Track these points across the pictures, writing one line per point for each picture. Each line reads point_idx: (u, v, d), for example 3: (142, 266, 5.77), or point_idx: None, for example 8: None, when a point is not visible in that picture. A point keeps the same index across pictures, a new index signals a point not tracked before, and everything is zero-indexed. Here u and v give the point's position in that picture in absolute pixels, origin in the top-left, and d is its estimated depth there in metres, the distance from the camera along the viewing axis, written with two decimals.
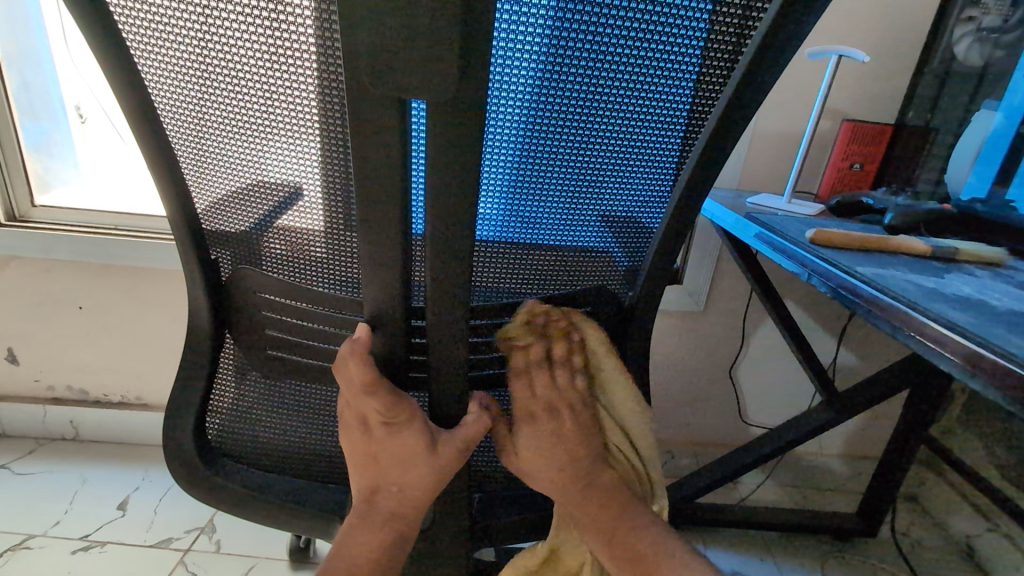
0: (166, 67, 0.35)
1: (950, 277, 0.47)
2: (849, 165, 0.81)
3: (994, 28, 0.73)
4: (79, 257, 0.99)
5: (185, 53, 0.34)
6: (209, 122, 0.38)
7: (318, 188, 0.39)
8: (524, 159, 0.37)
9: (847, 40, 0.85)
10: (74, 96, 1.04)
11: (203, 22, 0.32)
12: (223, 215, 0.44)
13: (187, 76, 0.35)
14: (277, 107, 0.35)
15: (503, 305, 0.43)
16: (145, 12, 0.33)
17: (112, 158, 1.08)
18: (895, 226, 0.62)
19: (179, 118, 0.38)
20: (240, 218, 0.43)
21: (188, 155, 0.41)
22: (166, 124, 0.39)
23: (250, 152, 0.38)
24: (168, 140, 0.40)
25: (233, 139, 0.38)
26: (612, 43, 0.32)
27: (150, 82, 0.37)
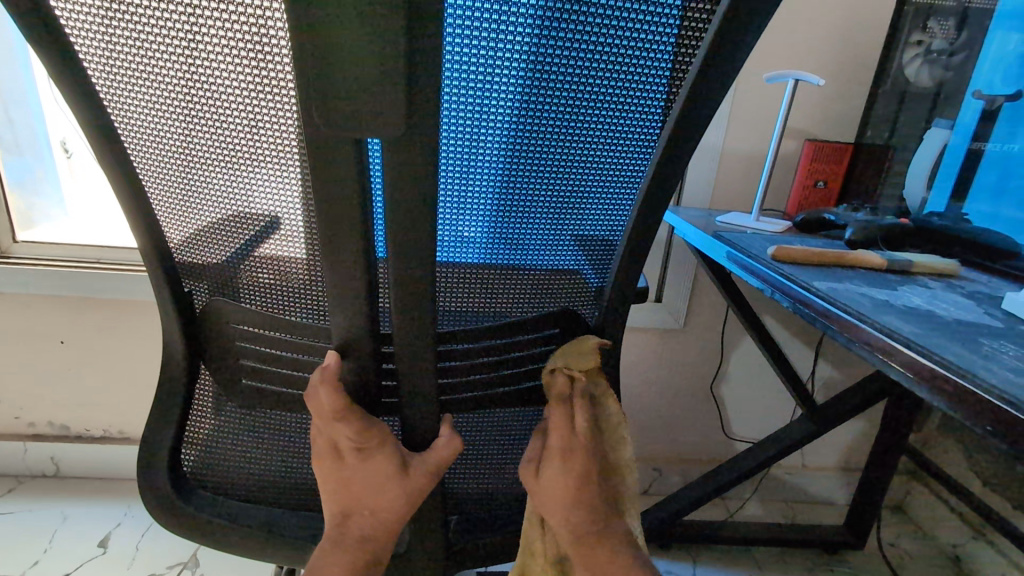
0: (137, 107, 0.37)
1: (904, 289, 0.49)
2: (813, 183, 0.84)
3: (943, 50, 0.76)
4: (61, 291, 1.00)
5: (159, 92, 0.36)
6: (181, 155, 0.39)
7: (288, 213, 0.40)
8: (485, 184, 0.39)
9: (806, 63, 0.89)
10: (60, 133, 1.06)
11: (174, 61, 0.34)
12: (197, 247, 0.45)
13: (157, 113, 0.37)
14: (248, 140, 0.37)
15: (474, 328, 0.45)
16: (111, 57, 0.35)
17: (97, 194, 1.09)
18: (855, 241, 0.65)
19: (151, 152, 0.40)
20: (214, 249, 0.44)
21: (162, 190, 0.42)
22: (138, 161, 0.41)
23: (223, 183, 0.40)
24: (140, 172, 0.41)
25: (204, 169, 0.39)
26: (557, 75, 0.34)
27: (123, 118, 0.38)
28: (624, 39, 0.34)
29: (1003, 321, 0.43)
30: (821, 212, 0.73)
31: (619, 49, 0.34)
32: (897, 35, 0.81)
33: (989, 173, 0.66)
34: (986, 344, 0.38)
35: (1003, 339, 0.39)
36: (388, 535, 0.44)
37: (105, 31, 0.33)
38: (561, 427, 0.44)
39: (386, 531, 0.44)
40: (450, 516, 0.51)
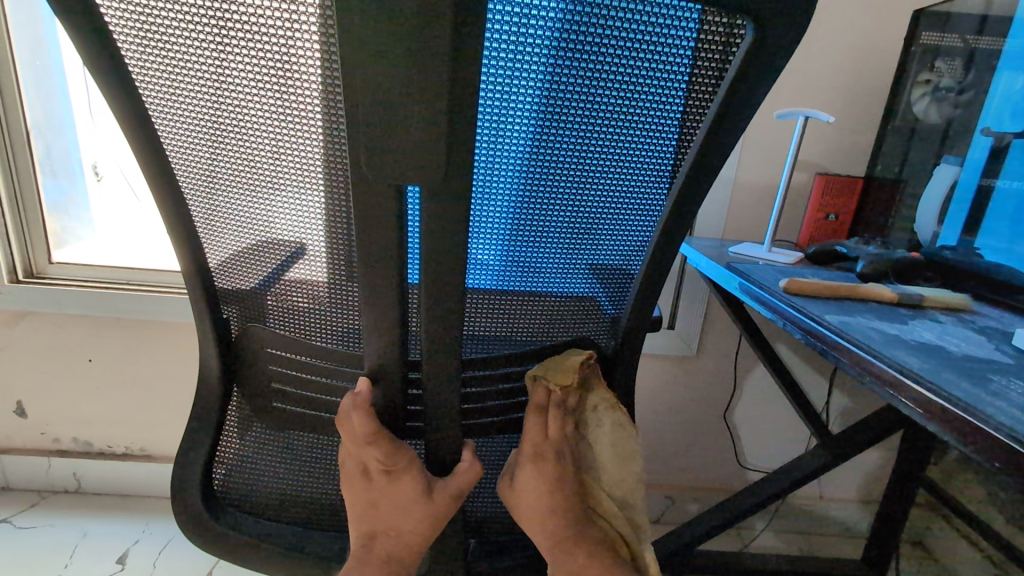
0: (193, 143, 0.40)
1: (914, 323, 0.51)
2: (824, 216, 0.86)
3: (951, 89, 0.78)
4: (93, 311, 1.03)
5: (215, 132, 0.39)
6: (228, 190, 0.42)
7: (324, 243, 0.42)
8: (511, 217, 0.41)
9: (815, 100, 0.92)
10: (92, 157, 1.11)
11: (228, 105, 0.37)
12: (235, 273, 0.47)
13: (210, 149, 0.40)
14: (293, 177, 0.40)
15: (498, 356, 0.47)
16: (174, 100, 0.38)
17: (125, 215, 1.14)
18: (866, 273, 0.66)
19: (201, 184, 0.43)
20: (251, 275, 0.47)
21: (205, 219, 0.45)
22: (187, 192, 0.44)
23: (264, 216, 0.43)
24: (189, 205, 0.44)
25: (248, 201, 0.42)
26: (583, 116, 0.36)
27: (177, 156, 0.42)
28: (642, 91, 0.36)
29: (1013, 357, 0.44)
30: (833, 245, 0.75)
31: (638, 98, 0.36)
32: (904, 75, 0.83)
33: (1001, 208, 0.68)
34: (995, 381, 0.39)
35: (1011, 376, 0.40)
36: (409, 550, 0.46)
37: (167, 79, 0.37)
38: (534, 434, 0.47)
39: (408, 547, 0.46)
40: (469, 539, 0.52)
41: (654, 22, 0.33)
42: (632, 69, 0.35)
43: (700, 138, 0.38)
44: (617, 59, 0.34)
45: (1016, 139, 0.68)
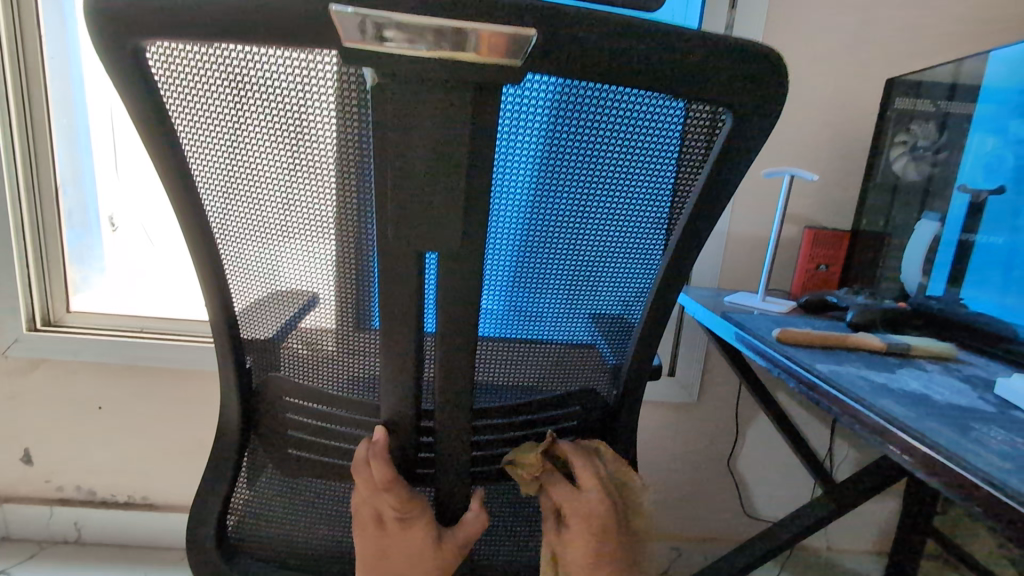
0: (234, 208, 0.42)
1: (902, 373, 0.53)
2: (815, 267, 0.90)
3: (927, 149, 0.83)
4: (107, 359, 1.06)
5: (257, 197, 0.41)
6: (264, 248, 0.44)
7: (353, 301, 0.44)
8: (521, 269, 0.44)
9: (800, 159, 0.98)
10: (108, 208, 1.15)
11: (271, 177, 0.40)
12: (260, 324, 0.48)
13: (251, 213, 0.42)
14: (327, 239, 0.42)
15: (508, 404, 0.49)
16: (220, 168, 0.40)
17: (139, 262, 1.18)
18: (857, 322, 0.69)
19: (235, 242, 0.44)
20: (277, 326, 0.48)
21: (236, 275, 0.46)
22: (222, 251, 0.45)
23: (296, 277, 0.45)
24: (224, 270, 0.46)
25: (282, 258, 0.44)
26: (591, 180, 0.40)
27: (216, 217, 0.43)
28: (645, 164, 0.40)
29: (995, 406, 0.46)
30: (825, 296, 0.78)
31: (641, 168, 0.40)
32: (883, 134, 0.87)
33: (982, 261, 0.72)
34: (976, 429, 0.41)
35: (993, 424, 0.42)
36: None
37: (216, 151, 0.39)
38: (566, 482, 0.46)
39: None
40: None
41: (652, 107, 0.37)
42: (634, 143, 0.39)
43: (690, 207, 0.42)
44: (621, 135, 0.38)
45: (992, 196, 0.73)
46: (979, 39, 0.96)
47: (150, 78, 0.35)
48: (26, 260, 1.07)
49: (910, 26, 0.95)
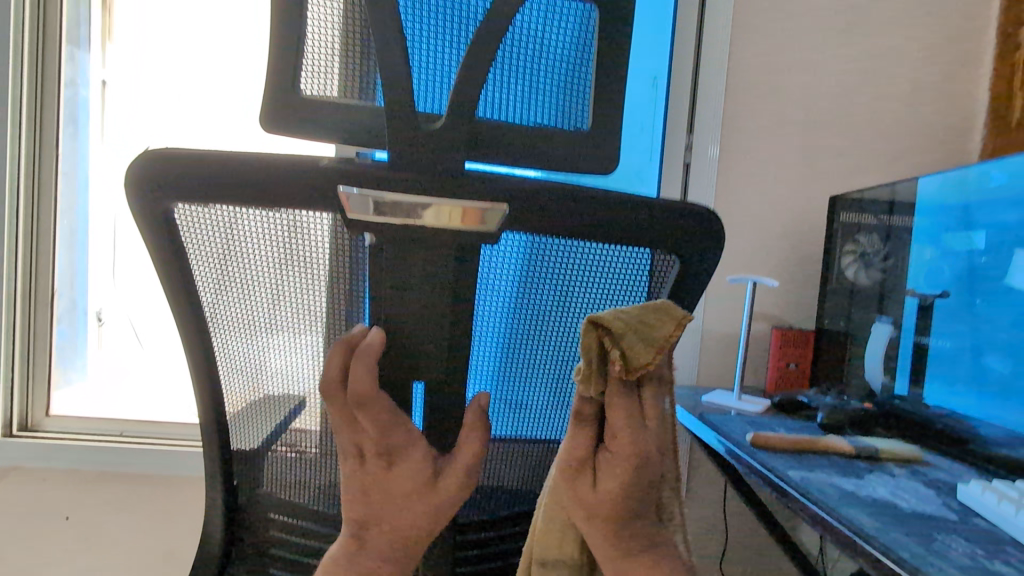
0: (236, 330, 0.44)
1: (869, 478, 0.55)
2: (786, 364, 0.94)
3: (875, 258, 0.91)
4: (82, 465, 1.03)
5: (261, 320, 0.44)
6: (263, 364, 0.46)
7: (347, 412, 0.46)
8: (512, 385, 0.46)
9: (761, 264, 1.07)
10: (97, 304, 1.19)
11: (278, 304, 0.42)
12: (253, 432, 0.49)
13: (253, 334, 0.44)
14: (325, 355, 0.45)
15: (494, 518, 0.52)
16: (228, 298, 0.42)
17: (124, 361, 1.20)
18: (827, 423, 0.72)
19: (233, 360, 0.46)
20: (271, 433, 0.49)
21: (232, 388, 0.47)
22: (220, 368, 0.46)
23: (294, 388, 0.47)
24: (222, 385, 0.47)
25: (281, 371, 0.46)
26: (579, 311, 0.43)
27: (217, 339, 0.45)
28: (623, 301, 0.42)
29: (957, 513, 0.48)
30: (796, 395, 0.81)
31: (626, 302, 0.43)
32: (833, 243, 0.96)
33: (938, 364, 0.79)
34: (939, 539, 0.43)
35: (956, 535, 0.44)
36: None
37: (224, 282, 0.41)
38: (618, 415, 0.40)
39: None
40: None
41: (636, 256, 0.40)
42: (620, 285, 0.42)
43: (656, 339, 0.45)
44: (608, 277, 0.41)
45: (938, 299, 0.80)
46: (909, 161, 1.09)
47: (173, 223, 0.38)
48: (13, 362, 1.07)
49: (846, 150, 1.08)
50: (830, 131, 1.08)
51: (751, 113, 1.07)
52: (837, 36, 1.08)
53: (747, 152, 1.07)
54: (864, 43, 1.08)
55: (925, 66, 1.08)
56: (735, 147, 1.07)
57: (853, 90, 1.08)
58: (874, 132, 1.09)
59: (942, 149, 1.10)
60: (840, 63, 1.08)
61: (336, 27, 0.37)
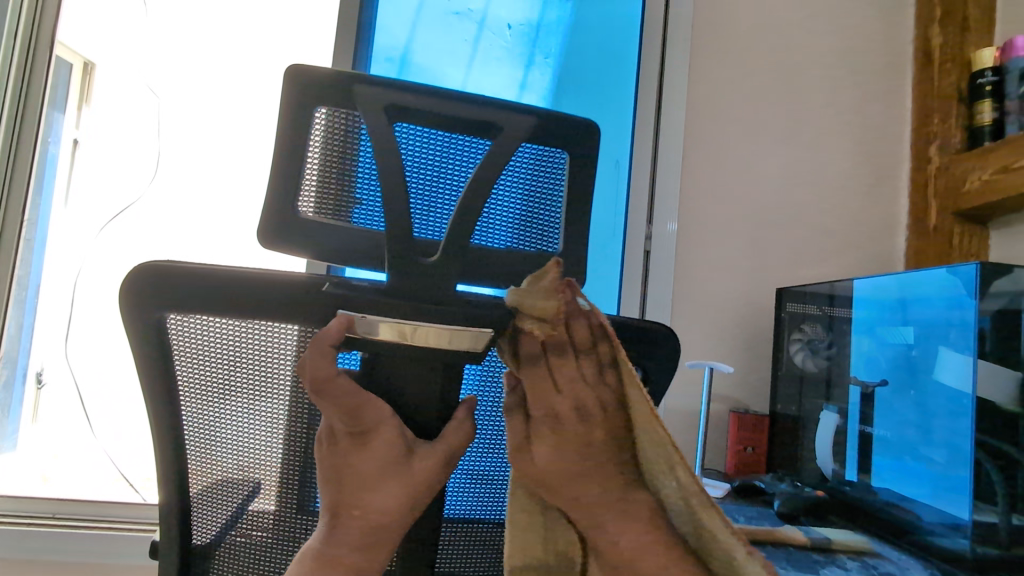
0: (212, 426, 0.44)
1: (824, 574, 0.58)
2: (744, 448, 0.98)
3: (820, 346, 0.98)
4: (6, 553, 0.95)
5: (238, 414, 0.44)
6: (238, 461, 0.45)
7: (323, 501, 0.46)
8: (488, 490, 0.48)
9: (716, 348, 1.13)
10: (40, 364, 1.10)
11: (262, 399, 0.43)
12: (217, 535, 0.47)
13: (230, 429, 0.44)
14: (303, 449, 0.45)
15: None
16: (208, 392, 0.43)
17: (64, 428, 1.12)
18: (783, 512, 0.74)
19: (206, 456, 0.45)
20: (236, 537, 0.46)
21: (200, 489, 0.46)
22: (191, 466, 0.45)
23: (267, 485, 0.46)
24: (187, 491, 0.46)
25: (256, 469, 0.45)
26: None
27: (190, 435, 0.44)
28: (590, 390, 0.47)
29: None
30: (754, 480, 0.84)
31: None
32: (782, 330, 1.03)
33: (882, 454, 0.83)
34: None
35: None
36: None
37: (209, 376, 0.42)
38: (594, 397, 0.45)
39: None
40: None
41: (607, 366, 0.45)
42: None
43: None
44: None
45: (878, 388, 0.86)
46: (846, 255, 1.20)
47: (160, 325, 0.39)
48: None
49: (789, 244, 1.19)
50: (774, 226, 1.19)
51: (703, 208, 1.17)
52: (776, 144, 1.21)
53: (702, 243, 1.16)
54: (799, 152, 1.21)
55: (853, 173, 1.22)
56: (690, 238, 1.16)
57: (792, 191, 1.20)
58: (813, 228, 1.20)
59: (873, 246, 1.21)
60: (780, 168, 1.20)
61: (329, 145, 0.38)
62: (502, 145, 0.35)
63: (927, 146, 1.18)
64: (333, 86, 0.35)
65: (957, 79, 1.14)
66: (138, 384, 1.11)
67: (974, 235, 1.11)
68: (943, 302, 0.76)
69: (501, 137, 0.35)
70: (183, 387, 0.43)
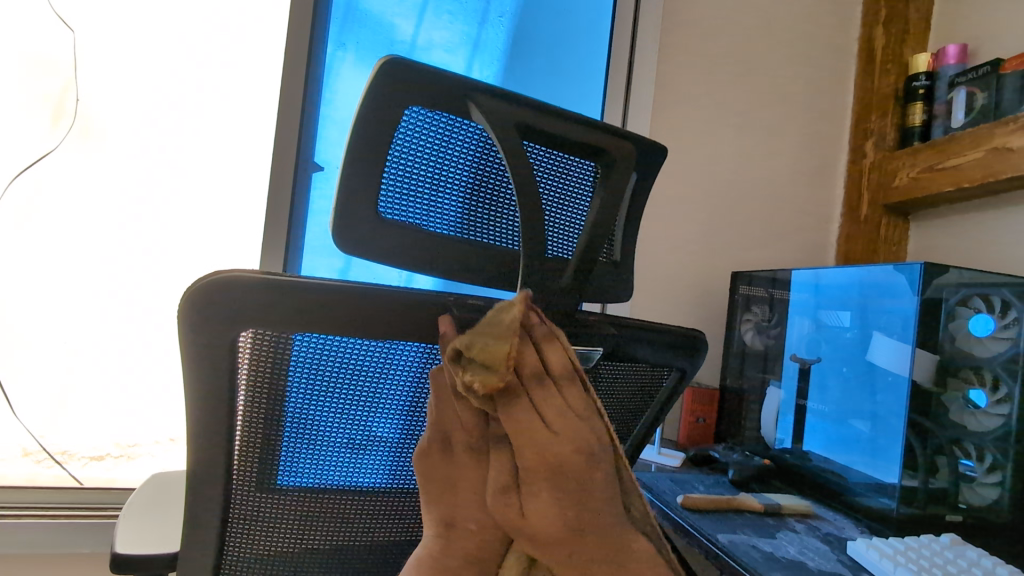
0: (268, 452, 0.39)
1: (781, 537, 0.65)
2: (695, 419, 1.06)
3: (765, 325, 1.06)
4: None
5: (305, 438, 0.40)
6: (293, 484, 0.41)
7: (384, 507, 0.44)
8: None
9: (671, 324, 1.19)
10: None
11: (333, 418, 0.40)
12: (259, 567, 0.42)
13: (291, 451, 0.40)
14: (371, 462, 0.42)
15: None
16: (273, 416, 0.38)
17: None
18: (737, 480, 0.82)
19: (256, 487, 0.40)
20: (284, 564, 0.42)
21: (245, 522, 0.40)
22: (236, 498, 0.39)
23: (325, 508, 0.42)
24: (228, 523, 0.40)
25: (311, 491, 0.41)
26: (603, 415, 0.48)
27: (241, 464, 0.39)
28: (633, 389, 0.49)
29: (851, 568, 0.58)
30: (708, 452, 0.92)
31: (628, 401, 0.50)
32: (734, 309, 1.08)
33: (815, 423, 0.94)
34: None
35: None
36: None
37: (275, 398, 0.38)
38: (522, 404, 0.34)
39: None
40: None
41: (641, 369, 0.48)
42: (628, 387, 0.49)
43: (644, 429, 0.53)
44: (623, 380, 0.48)
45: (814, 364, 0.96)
46: (787, 240, 1.29)
47: (234, 344, 0.34)
48: None
49: (740, 228, 1.26)
50: (727, 210, 1.25)
51: (665, 191, 1.21)
52: (733, 131, 1.26)
53: (662, 225, 1.20)
54: (753, 140, 1.28)
55: (798, 163, 1.30)
56: (652, 220, 1.20)
57: (745, 177, 1.27)
58: (761, 214, 1.28)
59: (810, 231, 1.31)
60: (736, 154, 1.26)
61: (419, 147, 0.36)
62: (612, 182, 0.37)
63: (863, 141, 1.27)
64: (446, 89, 0.35)
65: (894, 80, 1.23)
66: (57, 356, 1.00)
67: (896, 225, 1.22)
68: (875, 291, 0.87)
69: (615, 167, 0.37)
70: (240, 412, 0.37)
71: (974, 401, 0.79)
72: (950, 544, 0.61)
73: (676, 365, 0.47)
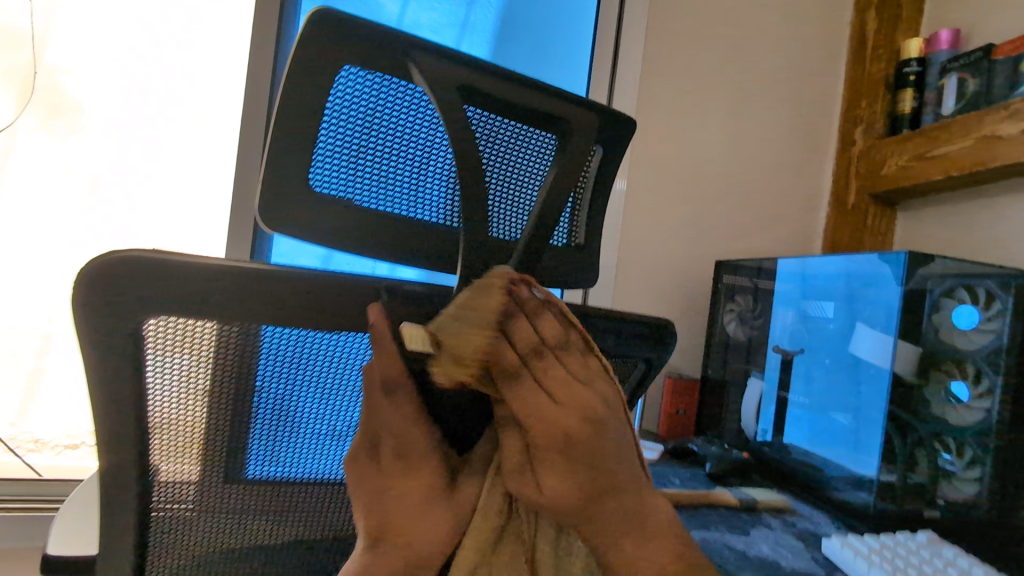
0: (188, 443, 0.36)
1: (756, 534, 0.63)
2: (676, 411, 1.03)
3: (748, 315, 1.04)
4: None
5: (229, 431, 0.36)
6: (218, 479, 0.37)
7: (323, 504, 0.41)
8: None
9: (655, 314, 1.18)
10: None
11: (260, 413, 0.36)
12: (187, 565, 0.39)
13: (214, 445, 0.36)
14: (305, 456, 0.39)
15: None
16: (189, 406, 0.35)
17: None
18: (715, 473, 0.80)
19: (176, 479, 0.36)
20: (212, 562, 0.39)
21: (165, 518, 0.37)
22: (154, 493, 0.36)
23: (257, 504, 0.39)
24: (148, 519, 0.37)
25: (239, 487, 0.38)
26: None
27: (157, 456, 0.35)
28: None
29: (824, 567, 0.56)
30: (687, 445, 0.90)
31: None
32: (717, 299, 1.06)
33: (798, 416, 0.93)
34: None
35: None
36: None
37: (190, 389, 0.34)
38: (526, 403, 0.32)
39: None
40: None
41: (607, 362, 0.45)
42: None
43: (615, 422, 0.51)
44: None
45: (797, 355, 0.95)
46: (774, 229, 1.27)
47: (135, 330, 0.30)
48: None
49: (725, 216, 1.24)
50: (713, 198, 1.23)
51: (650, 177, 1.18)
52: (720, 117, 1.23)
53: (646, 212, 1.18)
54: (740, 126, 1.25)
55: (786, 150, 1.28)
56: (636, 207, 1.17)
57: (733, 164, 1.24)
58: (747, 203, 1.25)
59: (798, 220, 1.29)
60: (723, 140, 1.23)
61: (354, 118, 0.33)
62: (571, 157, 0.34)
63: (853, 128, 1.25)
64: (379, 45, 0.31)
65: (886, 65, 1.20)
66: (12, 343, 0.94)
67: (884, 214, 1.20)
68: (858, 283, 0.85)
69: (574, 139, 0.34)
70: (152, 404, 0.34)
71: (956, 394, 0.77)
72: (927, 542, 0.59)
73: (641, 354, 0.44)
